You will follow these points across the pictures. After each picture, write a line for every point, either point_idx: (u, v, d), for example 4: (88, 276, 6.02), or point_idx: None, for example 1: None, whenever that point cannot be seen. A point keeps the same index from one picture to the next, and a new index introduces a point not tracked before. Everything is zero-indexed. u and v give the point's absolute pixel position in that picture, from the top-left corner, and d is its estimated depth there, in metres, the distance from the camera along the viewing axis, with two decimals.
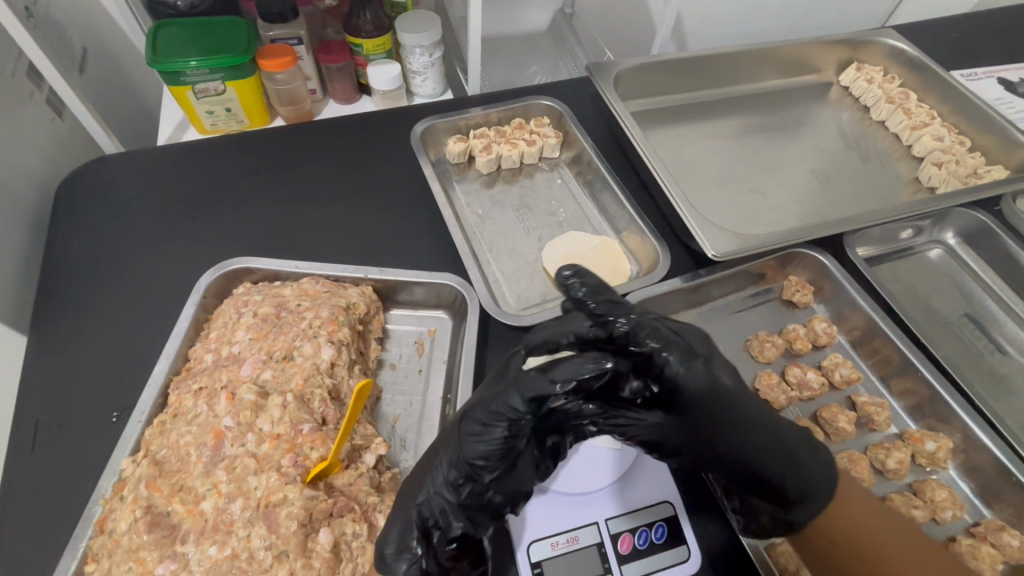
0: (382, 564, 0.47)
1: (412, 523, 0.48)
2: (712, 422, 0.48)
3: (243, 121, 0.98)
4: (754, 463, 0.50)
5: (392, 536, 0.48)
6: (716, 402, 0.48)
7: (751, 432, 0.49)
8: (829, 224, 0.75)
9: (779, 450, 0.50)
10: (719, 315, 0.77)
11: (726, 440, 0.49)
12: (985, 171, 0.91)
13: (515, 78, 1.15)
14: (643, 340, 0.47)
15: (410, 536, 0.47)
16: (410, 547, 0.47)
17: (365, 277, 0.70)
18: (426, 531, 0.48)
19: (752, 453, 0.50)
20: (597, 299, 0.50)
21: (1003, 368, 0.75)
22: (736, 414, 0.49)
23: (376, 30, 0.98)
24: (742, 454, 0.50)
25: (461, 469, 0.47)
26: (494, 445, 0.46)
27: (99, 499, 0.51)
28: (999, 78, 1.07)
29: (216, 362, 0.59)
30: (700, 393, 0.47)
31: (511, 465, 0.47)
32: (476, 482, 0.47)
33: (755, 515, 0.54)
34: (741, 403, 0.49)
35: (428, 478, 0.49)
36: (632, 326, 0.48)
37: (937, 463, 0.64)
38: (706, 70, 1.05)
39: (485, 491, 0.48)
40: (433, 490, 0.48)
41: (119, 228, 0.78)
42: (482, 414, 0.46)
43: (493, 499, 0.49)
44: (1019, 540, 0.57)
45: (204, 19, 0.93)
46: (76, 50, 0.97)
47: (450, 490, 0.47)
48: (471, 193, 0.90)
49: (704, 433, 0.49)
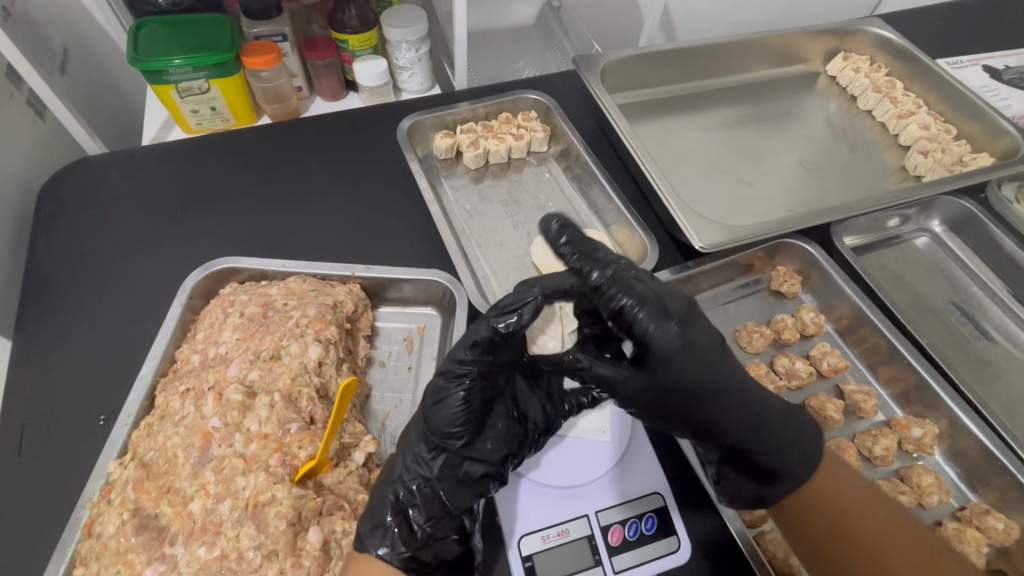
0: (359, 543, 0.48)
1: (386, 501, 0.50)
2: (688, 381, 0.51)
3: (229, 120, 0.97)
4: (726, 425, 0.54)
5: (367, 517, 0.50)
6: (691, 366, 0.51)
7: (725, 394, 0.53)
8: (816, 214, 0.75)
9: (750, 414, 0.54)
10: (708, 307, 0.78)
11: (700, 400, 0.52)
12: (970, 159, 0.91)
13: (503, 72, 1.15)
14: (613, 297, 0.48)
15: (383, 513, 0.49)
16: (383, 523, 0.49)
17: (353, 275, 0.70)
18: (400, 508, 0.50)
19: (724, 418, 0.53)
20: (575, 251, 0.50)
21: (988, 354, 0.75)
22: (711, 375, 0.52)
23: (361, 25, 0.97)
24: (715, 415, 0.53)
25: (430, 441, 0.51)
26: (455, 409, 0.49)
27: (87, 502, 0.50)
28: (984, 66, 1.07)
29: (203, 363, 0.58)
30: (674, 356, 0.49)
31: (476, 430, 0.51)
32: (448, 451, 0.51)
33: (737, 494, 0.55)
34: (718, 365, 0.52)
35: (401, 457, 0.53)
36: (605, 281, 0.49)
37: (923, 449, 0.64)
38: (694, 61, 1.05)
39: (458, 460, 0.52)
40: (407, 465, 0.52)
41: (104, 230, 0.77)
42: (439, 383, 0.49)
43: (469, 470, 0.52)
44: (1004, 523, 0.58)
45: (187, 17, 0.91)
46: (56, 49, 0.95)
47: (424, 462, 0.51)
48: (460, 189, 0.90)
49: (679, 391, 0.52)
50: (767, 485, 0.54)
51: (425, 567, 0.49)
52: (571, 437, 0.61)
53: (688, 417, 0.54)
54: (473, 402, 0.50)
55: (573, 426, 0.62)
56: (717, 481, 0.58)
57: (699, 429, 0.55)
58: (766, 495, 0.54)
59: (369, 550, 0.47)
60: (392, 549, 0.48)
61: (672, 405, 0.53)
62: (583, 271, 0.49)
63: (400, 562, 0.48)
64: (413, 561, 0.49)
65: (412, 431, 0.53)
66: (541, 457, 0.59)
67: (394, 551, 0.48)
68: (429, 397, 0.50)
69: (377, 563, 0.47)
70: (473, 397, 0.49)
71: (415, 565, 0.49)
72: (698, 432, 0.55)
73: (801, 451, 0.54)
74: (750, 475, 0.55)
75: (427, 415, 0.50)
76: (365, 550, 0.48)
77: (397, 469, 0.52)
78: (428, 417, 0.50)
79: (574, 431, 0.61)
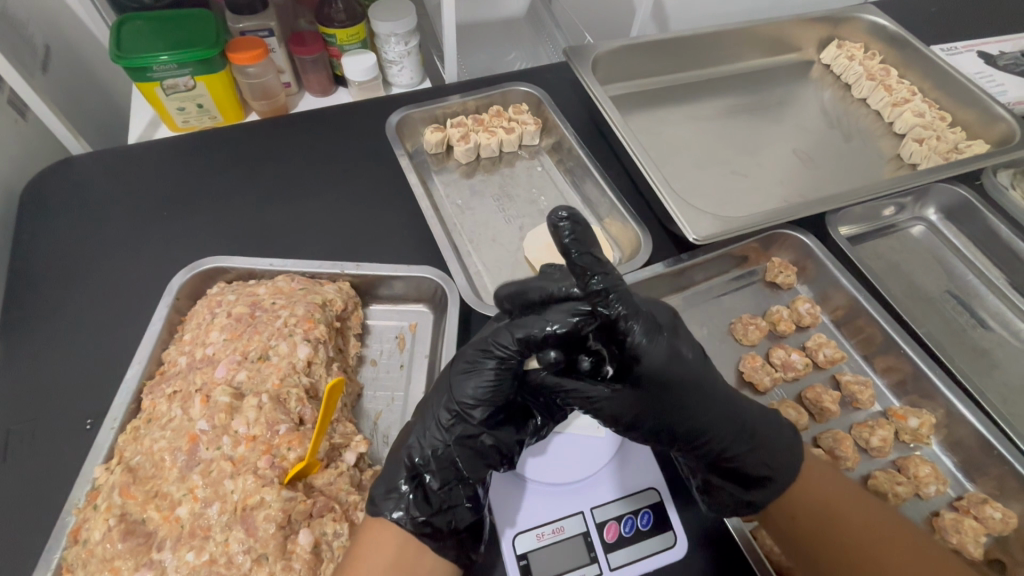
0: (374, 507, 0.49)
1: (402, 465, 0.51)
2: (676, 397, 0.50)
3: (216, 117, 0.95)
4: (713, 440, 0.52)
5: (384, 480, 0.50)
6: (682, 378, 0.49)
7: (712, 407, 0.51)
8: (810, 204, 0.74)
9: (736, 427, 0.53)
10: (703, 299, 0.77)
11: (689, 415, 0.51)
12: (965, 146, 0.91)
13: (494, 65, 1.13)
14: (609, 306, 0.46)
15: (399, 477, 0.50)
16: (399, 488, 0.49)
17: (342, 273, 0.69)
18: (416, 474, 0.51)
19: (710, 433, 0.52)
20: (581, 251, 0.47)
21: (985, 342, 0.75)
22: (699, 390, 0.51)
23: (349, 19, 0.95)
24: (702, 431, 0.52)
25: (451, 409, 0.51)
26: (484, 382, 0.50)
27: (73, 508, 0.50)
28: (979, 51, 1.06)
29: (190, 364, 0.57)
30: (664, 369, 0.48)
31: (498, 406, 0.51)
32: (467, 422, 0.51)
33: (720, 494, 0.54)
34: (705, 375, 0.51)
35: (420, 424, 0.52)
36: (604, 287, 0.46)
37: (920, 439, 0.64)
38: (686, 51, 1.04)
39: (475, 432, 0.51)
40: (425, 432, 0.52)
41: (89, 231, 0.76)
42: (473, 355, 0.51)
43: (484, 443, 0.52)
44: (1001, 512, 0.57)
45: (170, 12, 0.90)
46: (38, 48, 0.94)
47: (442, 431, 0.51)
48: (451, 184, 0.89)
49: (666, 405, 0.50)
50: (750, 493, 0.54)
51: (437, 534, 0.49)
52: (566, 433, 0.60)
53: (677, 430, 0.52)
54: (501, 384, 0.50)
55: (566, 422, 0.61)
56: (703, 488, 0.55)
57: (686, 445, 0.53)
58: (753, 504, 0.53)
59: (384, 513, 0.48)
60: (406, 513, 0.48)
61: (660, 420, 0.51)
62: (584, 276, 0.46)
63: (414, 527, 0.48)
64: (427, 526, 0.49)
65: (433, 400, 0.53)
66: (536, 454, 0.58)
67: (410, 515, 0.48)
68: (460, 366, 0.51)
69: (392, 526, 0.48)
70: (504, 379, 0.50)
71: (429, 530, 0.49)
72: (686, 446, 0.53)
73: (786, 458, 0.54)
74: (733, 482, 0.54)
75: (453, 385, 0.51)
76: (381, 513, 0.48)
77: (415, 435, 0.52)
78: (454, 386, 0.51)
79: (569, 427, 0.61)
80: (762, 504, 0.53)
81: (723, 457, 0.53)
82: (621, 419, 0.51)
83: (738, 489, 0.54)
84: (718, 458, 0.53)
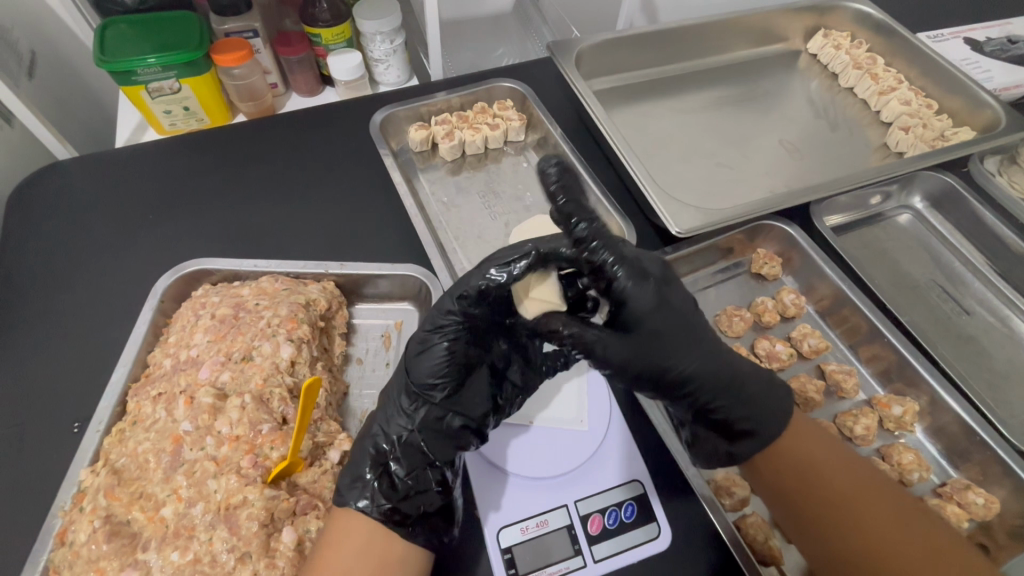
0: (340, 498, 0.49)
1: (367, 454, 0.51)
2: (665, 343, 0.49)
3: (202, 120, 0.95)
4: (699, 391, 0.52)
5: (350, 470, 0.51)
6: (673, 330, 0.49)
7: (707, 361, 0.51)
8: (794, 194, 0.74)
9: (723, 381, 0.51)
10: (689, 292, 0.77)
11: (678, 363, 0.50)
12: (952, 133, 0.90)
13: (480, 62, 1.13)
14: (591, 254, 0.48)
15: (364, 466, 0.50)
16: (364, 476, 0.50)
17: (327, 272, 0.69)
18: (382, 461, 0.51)
19: (701, 386, 0.51)
20: (568, 199, 0.50)
21: (970, 329, 0.75)
22: (685, 341, 0.50)
23: (334, 18, 0.95)
24: (687, 382, 0.51)
25: (410, 391, 0.52)
26: (438, 359, 0.51)
27: (59, 511, 0.50)
28: (966, 38, 1.05)
29: (174, 366, 0.58)
30: (651, 314, 0.48)
31: (455, 381, 0.52)
32: (430, 404, 0.52)
33: (709, 450, 0.56)
34: (694, 326, 0.51)
35: (383, 412, 0.53)
36: (590, 235, 0.48)
37: (904, 426, 0.64)
38: (672, 43, 1.03)
39: (439, 412, 0.52)
40: (389, 419, 0.52)
41: (74, 237, 0.76)
42: (424, 334, 0.51)
43: (450, 423, 0.52)
44: (984, 497, 0.58)
45: (154, 15, 0.89)
46: (23, 54, 0.94)
47: (405, 416, 0.52)
48: (437, 182, 0.89)
49: (653, 353, 0.49)
50: (734, 445, 0.54)
51: (405, 521, 0.49)
52: (545, 424, 0.61)
53: (664, 378, 0.51)
54: (456, 353, 0.51)
55: (545, 416, 0.61)
56: (690, 443, 0.58)
57: (674, 395, 0.52)
58: (737, 457, 0.54)
59: (349, 503, 0.49)
60: (371, 501, 0.48)
61: (647, 368, 0.50)
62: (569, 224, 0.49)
63: (380, 515, 0.48)
64: (395, 514, 0.49)
65: (392, 386, 0.54)
66: (517, 449, 0.59)
67: (374, 503, 0.48)
68: (414, 348, 0.52)
69: (358, 515, 0.48)
70: (456, 350, 0.51)
71: (396, 517, 0.49)
72: (672, 397, 0.53)
73: (773, 409, 0.53)
74: (720, 434, 0.55)
75: (412, 368, 0.52)
76: (346, 503, 0.49)
77: (379, 423, 0.53)
78: (411, 369, 0.52)
79: (547, 418, 0.61)
80: (744, 459, 0.54)
81: (710, 408, 0.53)
82: (612, 363, 0.50)
83: (724, 439, 0.55)
84: (706, 409, 0.53)
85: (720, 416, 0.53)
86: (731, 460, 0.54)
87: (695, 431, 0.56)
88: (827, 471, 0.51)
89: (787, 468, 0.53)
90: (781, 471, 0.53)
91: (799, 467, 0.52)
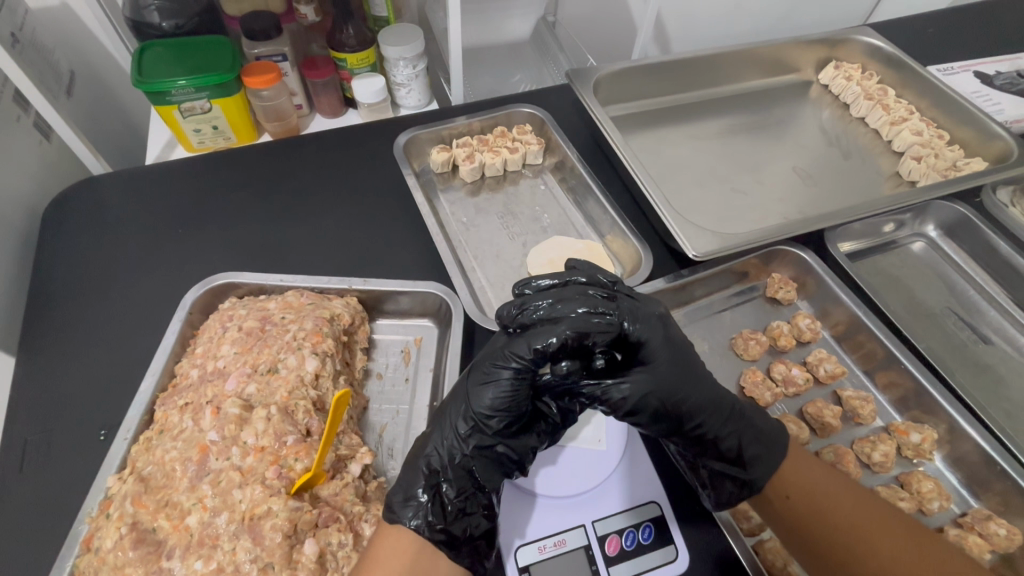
0: (391, 514, 0.50)
1: (421, 474, 0.51)
2: (677, 386, 0.52)
3: (230, 138, 0.98)
4: (707, 423, 0.53)
5: (401, 488, 0.51)
6: (680, 365, 0.53)
7: (706, 397, 0.53)
8: (809, 222, 0.75)
9: (727, 411, 0.54)
10: (704, 315, 0.78)
11: (687, 397, 0.52)
12: (964, 163, 0.91)
13: (499, 87, 1.17)
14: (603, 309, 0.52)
15: (418, 485, 0.51)
16: (417, 495, 0.50)
17: (350, 288, 0.70)
18: (434, 482, 0.51)
19: (707, 417, 0.53)
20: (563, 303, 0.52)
21: (987, 357, 0.75)
22: (692, 373, 0.53)
23: (359, 44, 0.98)
24: (698, 413, 0.53)
25: (469, 417, 0.52)
26: (501, 391, 0.51)
27: (86, 517, 0.51)
28: (976, 72, 1.08)
29: (201, 377, 0.59)
30: (660, 347, 0.53)
31: (517, 416, 0.52)
32: (484, 433, 0.52)
33: (721, 485, 0.56)
34: (696, 363, 0.55)
35: (438, 431, 0.53)
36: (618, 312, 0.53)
37: (923, 454, 0.64)
38: (686, 73, 1.07)
39: (492, 443, 0.52)
40: (443, 440, 0.52)
41: (107, 248, 0.79)
42: (491, 365, 0.52)
43: (501, 452, 0.53)
44: (1006, 529, 0.57)
45: (190, 40, 0.93)
46: (62, 73, 0.98)
47: (462, 440, 0.52)
48: (456, 202, 0.91)
49: (667, 392, 0.52)
50: (748, 473, 0.54)
51: (452, 542, 0.49)
52: (571, 447, 0.61)
53: (676, 413, 0.52)
54: (519, 392, 0.51)
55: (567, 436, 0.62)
56: (705, 483, 0.57)
57: (685, 431, 0.54)
58: (751, 485, 0.54)
59: (402, 521, 0.49)
60: (424, 520, 0.49)
61: (660, 403, 0.52)
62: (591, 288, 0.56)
63: (431, 533, 0.49)
64: (443, 534, 0.49)
65: (449, 408, 0.54)
66: (550, 472, 0.59)
67: (427, 522, 0.49)
68: (478, 376, 0.52)
69: (409, 534, 0.48)
70: (521, 387, 0.51)
71: (445, 538, 0.49)
72: (683, 434, 0.54)
73: (770, 435, 0.56)
74: (731, 467, 0.55)
75: (472, 395, 0.52)
76: (399, 520, 0.49)
77: (433, 444, 0.53)
78: (473, 397, 0.52)
79: (569, 441, 0.61)
80: (760, 483, 0.54)
81: (718, 440, 0.54)
82: (627, 403, 0.51)
83: (737, 472, 0.55)
84: (715, 442, 0.54)
85: (731, 447, 0.54)
86: (746, 491, 0.54)
87: (709, 467, 0.56)
88: (839, 501, 0.51)
89: (799, 497, 0.53)
90: (795, 498, 0.53)
91: (809, 496, 0.52)
